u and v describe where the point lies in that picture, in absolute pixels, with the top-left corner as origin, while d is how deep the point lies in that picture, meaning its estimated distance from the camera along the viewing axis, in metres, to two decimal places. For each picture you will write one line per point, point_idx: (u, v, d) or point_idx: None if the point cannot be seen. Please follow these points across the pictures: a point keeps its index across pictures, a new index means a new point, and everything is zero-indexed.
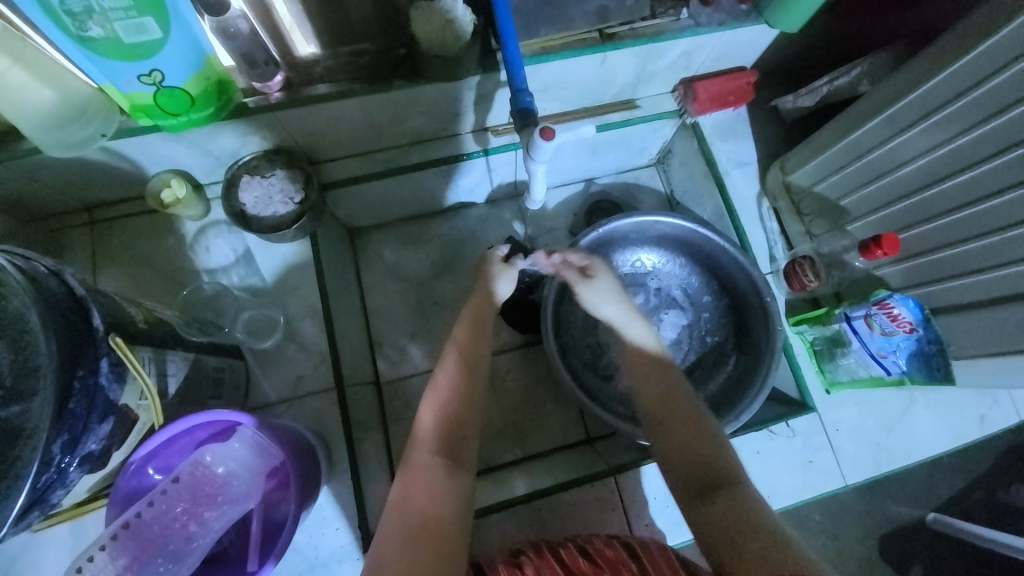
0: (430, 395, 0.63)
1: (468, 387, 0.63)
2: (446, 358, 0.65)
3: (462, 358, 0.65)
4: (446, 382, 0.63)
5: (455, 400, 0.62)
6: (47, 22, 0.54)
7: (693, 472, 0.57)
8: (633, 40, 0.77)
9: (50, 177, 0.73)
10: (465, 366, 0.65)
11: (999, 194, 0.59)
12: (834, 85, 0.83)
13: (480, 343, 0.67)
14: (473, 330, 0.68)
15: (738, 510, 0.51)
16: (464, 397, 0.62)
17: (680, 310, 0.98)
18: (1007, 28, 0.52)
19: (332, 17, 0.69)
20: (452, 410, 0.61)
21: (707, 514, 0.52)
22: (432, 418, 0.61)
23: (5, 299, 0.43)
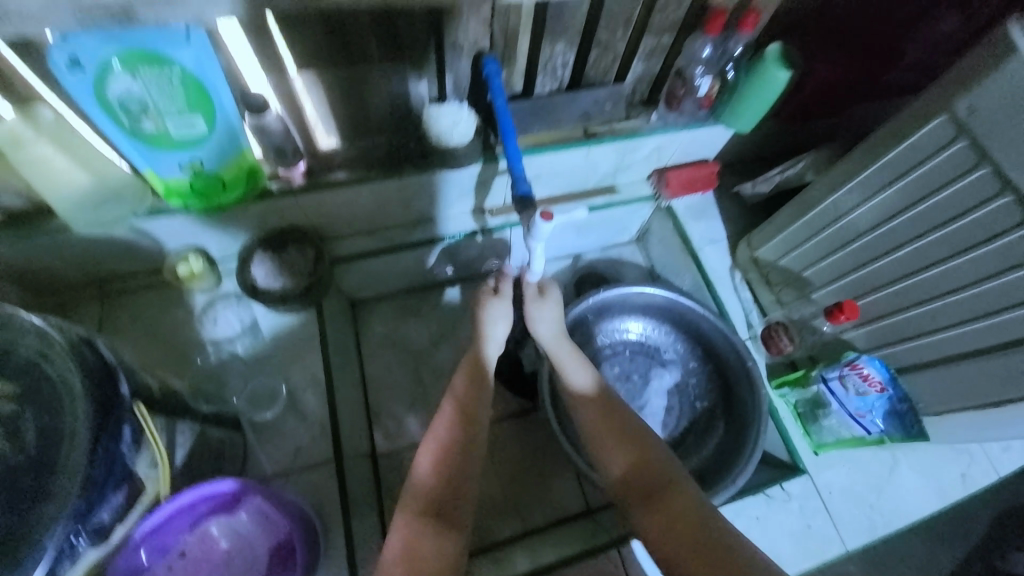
0: (428, 444, 0.67)
1: (470, 432, 0.68)
2: (444, 408, 0.69)
3: (459, 407, 0.69)
4: (443, 430, 0.67)
5: (455, 445, 0.66)
6: (107, 120, 0.62)
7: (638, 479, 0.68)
8: (612, 137, 0.90)
9: (74, 254, 0.77)
10: (463, 416, 0.68)
11: (938, 263, 0.69)
12: (785, 175, 0.97)
13: (479, 396, 0.70)
14: (473, 382, 0.71)
15: (671, 509, 0.64)
16: (465, 444, 0.67)
17: (669, 376, 1.03)
18: (923, 132, 0.64)
19: (354, 118, 0.79)
20: (451, 460, 0.66)
21: (647, 519, 0.65)
22: (431, 462, 0.65)
23: (46, 367, 0.45)
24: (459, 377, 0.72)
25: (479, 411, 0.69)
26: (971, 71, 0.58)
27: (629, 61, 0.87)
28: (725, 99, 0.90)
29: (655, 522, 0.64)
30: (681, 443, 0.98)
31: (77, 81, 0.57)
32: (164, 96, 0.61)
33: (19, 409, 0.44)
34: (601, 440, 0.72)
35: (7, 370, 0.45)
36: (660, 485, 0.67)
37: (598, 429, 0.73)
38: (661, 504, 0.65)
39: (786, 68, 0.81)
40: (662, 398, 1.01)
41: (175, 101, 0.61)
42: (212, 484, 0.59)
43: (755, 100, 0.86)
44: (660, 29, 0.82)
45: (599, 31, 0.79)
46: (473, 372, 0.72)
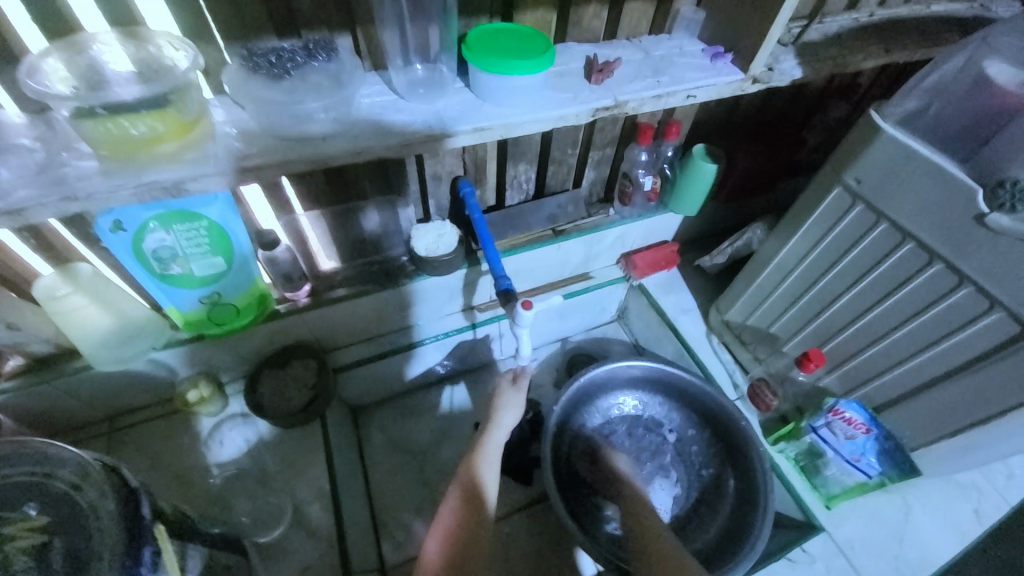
0: (435, 530, 0.67)
1: (475, 520, 0.68)
2: (450, 495, 0.70)
3: (464, 491, 0.70)
4: (450, 513, 0.68)
5: (461, 532, 0.66)
6: (140, 268, 0.71)
7: None
8: (578, 232, 1.04)
9: (90, 391, 0.82)
10: (468, 503, 0.69)
11: (876, 306, 0.77)
12: (735, 246, 1.09)
13: (482, 477, 0.72)
14: (479, 470, 0.73)
15: None
16: (470, 529, 0.66)
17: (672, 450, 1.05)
18: (829, 200, 0.77)
19: (352, 241, 0.91)
20: (460, 545, 0.65)
21: None
22: (439, 550, 0.65)
23: (77, 495, 0.47)
24: (463, 467, 0.74)
25: (484, 491, 0.71)
26: (852, 152, 0.72)
27: (582, 169, 1.03)
28: (668, 190, 1.06)
29: None
30: (695, 516, 0.97)
31: (117, 240, 0.67)
32: (191, 244, 0.71)
33: (49, 540, 0.45)
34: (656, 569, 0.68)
35: (46, 499, 0.47)
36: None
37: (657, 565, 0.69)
38: None
39: (711, 162, 0.98)
40: (669, 472, 1.03)
41: (201, 246, 0.71)
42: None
43: (691, 189, 1.02)
44: (602, 144, 0.99)
45: (553, 152, 0.95)
46: (479, 463, 0.74)
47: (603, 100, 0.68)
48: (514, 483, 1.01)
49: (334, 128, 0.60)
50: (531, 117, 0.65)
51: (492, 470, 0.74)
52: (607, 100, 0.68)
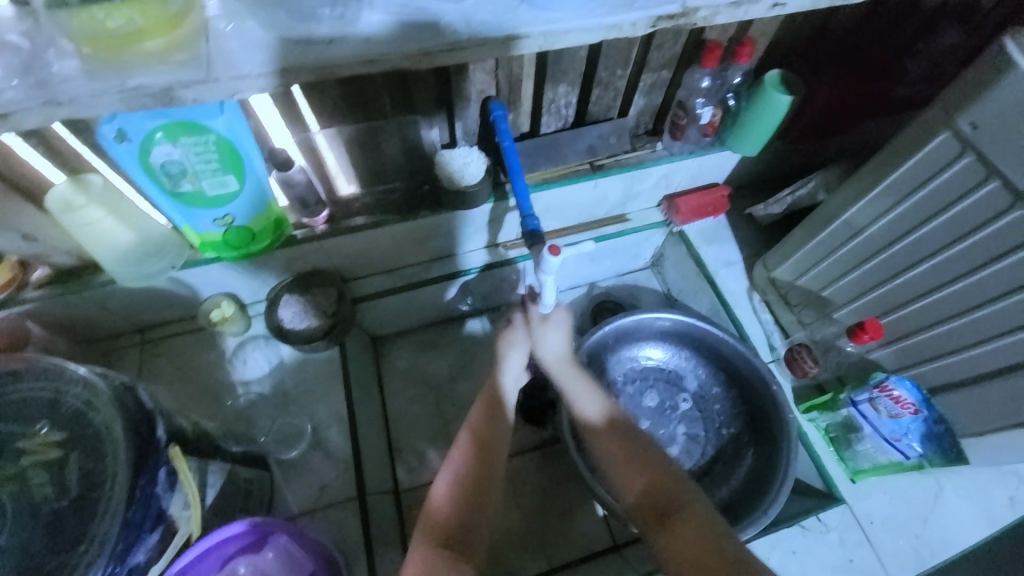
0: (445, 469, 0.68)
1: (487, 461, 0.68)
2: (460, 439, 0.70)
3: (476, 436, 0.70)
4: (460, 457, 0.68)
5: (471, 475, 0.67)
6: (150, 183, 0.67)
7: (656, 500, 0.66)
8: (619, 168, 0.93)
9: (116, 303, 0.83)
10: (479, 449, 0.69)
11: (960, 278, 0.67)
12: (796, 195, 0.97)
13: (495, 424, 0.71)
14: (490, 414, 0.72)
15: (683, 524, 0.62)
16: (478, 473, 0.67)
17: (686, 404, 1.01)
18: (927, 149, 0.64)
19: (370, 166, 0.84)
20: (468, 484, 0.66)
21: (675, 542, 0.60)
22: (446, 490, 0.66)
23: (90, 414, 0.49)
24: (473, 410, 0.73)
25: (496, 438, 0.70)
26: (970, 88, 0.58)
27: (630, 95, 0.90)
28: (728, 125, 0.93)
29: (677, 542, 0.60)
30: (710, 472, 0.95)
31: (124, 151, 0.62)
32: (200, 160, 0.66)
33: (65, 454, 0.48)
34: (623, 468, 0.70)
35: (56, 419, 0.49)
36: (668, 499, 0.65)
37: (622, 465, 0.70)
38: (683, 520, 0.62)
39: (786, 93, 0.83)
40: (682, 427, 1.00)
41: (210, 163, 0.66)
42: (225, 528, 0.61)
43: (756, 127, 0.88)
44: (657, 65, 0.85)
45: (599, 72, 0.83)
46: (491, 406, 0.73)
47: (667, 7, 0.55)
48: (528, 424, 1.02)
49: (341, 32, 0.51)
50: (576, 26, 0.54)
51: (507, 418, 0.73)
52: (672, 5, 0.56)
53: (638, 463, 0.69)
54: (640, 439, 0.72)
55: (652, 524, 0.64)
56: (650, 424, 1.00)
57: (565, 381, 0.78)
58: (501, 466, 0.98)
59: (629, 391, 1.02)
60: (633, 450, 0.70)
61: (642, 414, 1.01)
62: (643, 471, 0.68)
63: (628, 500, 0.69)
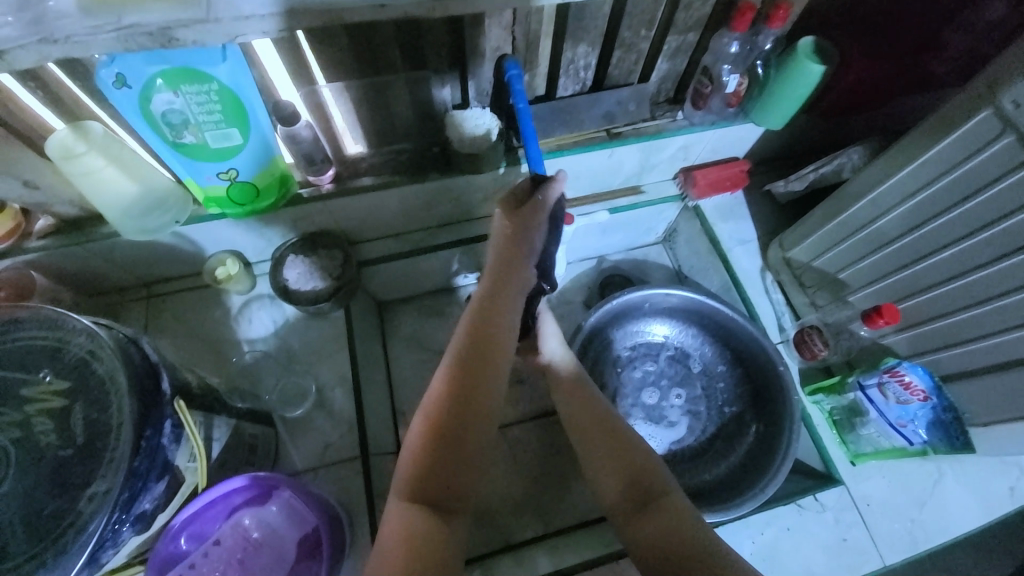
0: (424, 399, 0.63)
1: (472, 381, 0.63)
2: (443, 361, 0.65)
3: (468, 340, 0.65)
4: (448, 368, 0.64)
5: (451, 401, 0.62)
6: (151, 133, 0.65)
7: (640, 486, 0.66)
8: (637, 137, 0.89)
9: (121, 256, 0.82)
10: (462, 369, 0.63)
11: (987, 265, 0.64)
12: (820, 172, 0.92)
13: (488, 328, 0.66)
14: (480, 327, 0.66)
15: (666, 511, 0.63)
16: (460, 397, 0.62)
17: (681, 397, 1.00)
18: (966, 127, 0.60)
19: (379, 124, 0.81)
20: (449, 412, 0.61)
21: (653, 529, 0.62)
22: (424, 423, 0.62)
23: (93, 364, 0.49)
24: (460, 326, 0.67)
25: (490, 343, 0.65)
26: (1022, 59, 0.54)
27: (653, 59, 0.85)
28: (754, 96, 0.88)
29: (657, 528, 0.62)
30: (708, 449, 0.96)
31: (123, 98, 0.60)
32: (202, 110, 0.63)
33: (70, 403, 0.48)
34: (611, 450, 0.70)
35: (59, 368, 0.49)
36: (653, 486, 0.66)
37: (612, 447, 0.71)
38: (666, 509, 0.63)
39: (819, 63, 0.78)
40: (681, 412, 0.99)
41: (212, 113, 0.64)
42: (225, 483, 0.62)
43: (782, 99, 0.84)
44: (684, 26, 0.80)
45: (622, 31, 0.78)
46: (486, 308, 0.68)
47: None
48: (530, 394, 1.02)
49: None
50: None
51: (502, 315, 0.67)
52: None
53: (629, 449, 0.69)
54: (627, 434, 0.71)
55: (629, 519, 0.65)
56: (648, 412, 0.99)
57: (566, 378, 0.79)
58: (502, 433, 0.99)
59: (633, 365, 1.02)
60: (620, 449, 0.70)
61: (645, 388, 1.01)
62: (625, 469, 0.68)
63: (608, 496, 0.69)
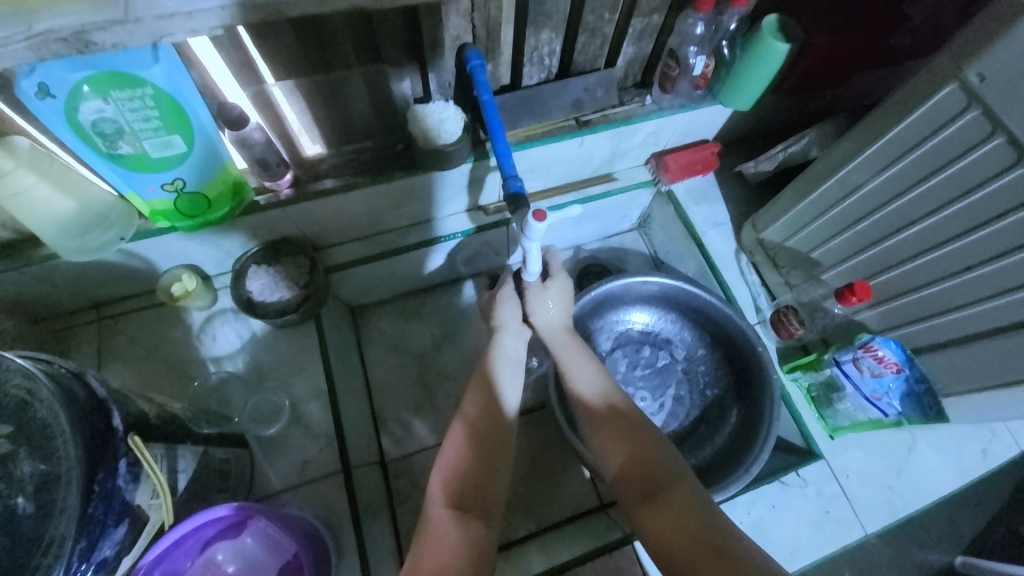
0: (440, 463, 0.67)
1: (483, 459, 0.67)
2: (454, 432, 0.69)
3: (472, 431, 0.69)
4: (455, 452, 0.68)
5: (463, 469, 0.66)
6: (82, 144, 0.59)
7: (647, 477, 0.64)
8: (606, 125, 0.87)
9: (64, 279, 0.76)
10: (472, 440, 0.68)
11: (953, 240, 0.65)
12: (788, 152, 0.92)
13: (490, 417, 0.70)
14: (487, 403, 0.71)
15: (677, 503, 0.61)
16: (473, 466, 0.67)
17: (644, 398, 0.99)
18: (930, 102, 0.60)
19: (336, 123, 0.76)
20: (462, 477, 0.66)
21: (667, 522, 0.59)
22: (442, 482, 0.66)
23: (33, 406, 0.45)
24: (468, 399, 0.72)
25: (493, 431, 0.69)
26: (983, 33, 0.54)
27: (619, 43, 0.83)
28: (721, 76, 0.87)
29: (670, 519, 0.60)
30: (694, 434, 0.97)
31: (49, 109, 0.54)
32: (137, 117, 0.58)
33: (10, 450, 0.44)
34: (611, 447, 0.69)
35: None
36: (660, 478, 0.64)
37: (614, 446, 0.68)
38: (674, 500, 0.61)
39: (783, 41, 0.77)
40: (659, 403, 0.99)
41: (150, 120, 0.59)
42: (212, 511, 0.59)
43: (749, 78, 0.82)
44: (648, 8, 0.78)
45: (586, 15, 0.75)
46: (488, 397, 0.72)
47: None
48: None
49: None
50: None
51: (505, 403, 0.72)
52: None
53: (631, 440, 0.67)
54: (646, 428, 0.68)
55: (644, 509, 0.63)
56: None
57: (557, 349, 0.78)
58: None
59: (613, 356, 1.01)
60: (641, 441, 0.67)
61: (626, 377, 1.01)
62: (644, 461, 0.65)
63: (624, 485, 0.66)
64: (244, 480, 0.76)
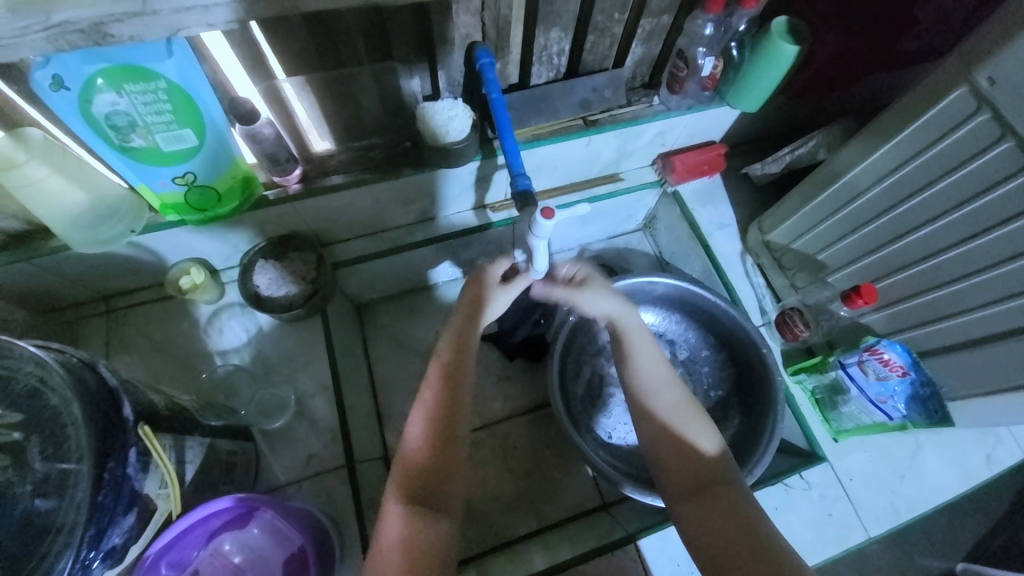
0: (417, 411, 0.66)
1: (458, 401, 0.67)
2: (429, 373, 0.68)
3: (446, 373, 0.68)
4: (425, 420, 0.65)
5: (440, 415, 0.65)
6: (95, 137, 0.59)
7: (685, 475, 0.64)
8: (614, 124, 0.87)
9: (75, 270, 0.77)
10: (448, 380, 0.67)
11: (963, 243, 0.65)
12: (795, 154, 0.91)
13: (458, 382, 0.67)
14: (460, 343, 0.70)
15: (712, 503, 0.61)
16: (449, 409, 0.66)
17: None
18: (940, 105, 0.60)
19: (345, 119, 0.77)
20: (438, 425, 0.65)
21: (703, 524, 0.60)
22: (420, 434, 0.65)
23: (45, 394, 0.45)
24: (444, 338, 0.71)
25: (461, 395, 0.67)
26: (993, 35, 0.54)
27: (628, 43, 0.83)
28: (729, 78, 0.87)
29: (705, 522, 0.60)
30: None
31: (63, 102, 0.55)
32: (150, 111, 0.58)
33: (23, 438, 0.44)
34: (652, 433, 0.68)
35: (8, 400, 0.45)
36: (702, 477, 0.63)
37: (655, 433, 0.68)
38: (713, 501, 0.61)
39: (793, 42, 0.77)
40: None
41: (162, 114, 0.59)
42: (211, 504, 0.59)
43: (757, 79, 0.82)
44: (658, 9, 0.78)
45: (595, 15, 0.75)
46: (461, 342, 0.70)
47: None
48: (517, 389, 1.01)
49: None
50: None
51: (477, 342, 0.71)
52: None
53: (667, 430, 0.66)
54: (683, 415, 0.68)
55: (681, 503, 0.63)
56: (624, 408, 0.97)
57: (628, 331, 0.73)
58: (491, 431, 0.97)
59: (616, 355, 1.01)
60: (674, 426, 0.67)
61: None
62: (679, 446, 0.66)
63: (658, 471, 0.67)
64: (248, 472, 0.77)
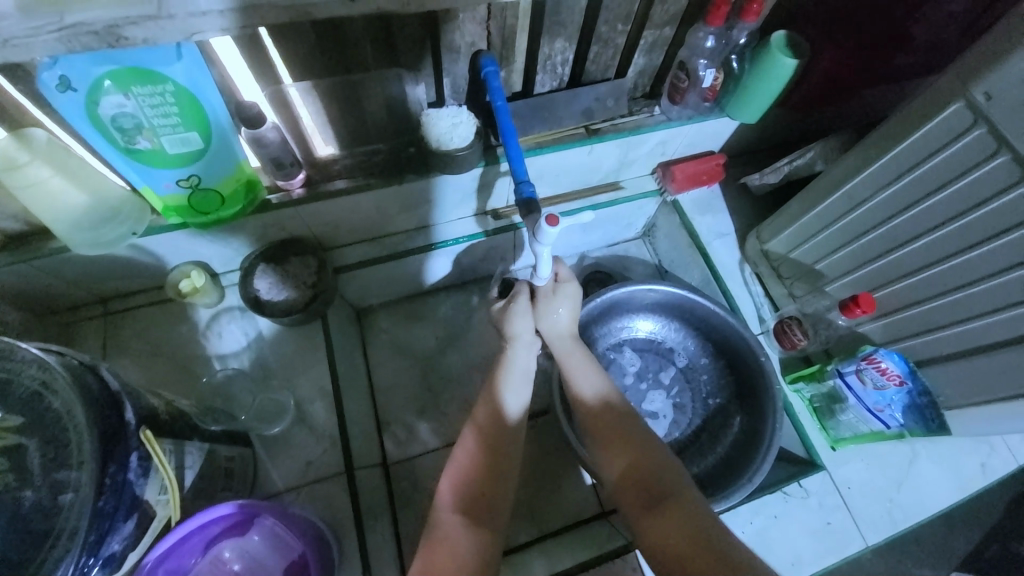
0: (448, 470, 0.68)
1: (497, 474, 0.67)
2: (465, 436, 0.70)
3: (484, 440, 0.69)
4: (465, 459, 0.68)
5: (474, 478, 0.66)
6: (99, 139, 0.59)
7: (646, 489, 0.65)
8: (615, 134, 0.88)
9: (74, 272, 0.76)
10: (485, 447, 0.69)
11: (960, 253, 0.66)
12: (794, 165, 0.93)
13: (498, 449, 0.68)
14: (496, 410, 0.71)
15: (676, 512, 0.61)
16: (486, 473, 0.67)
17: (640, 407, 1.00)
18: (938, 120, 0.61)
19: (350, 125, 0.77)
20: (473, 485, 0.66)
21: (670, 529, 0.60)
22: (451, 488, 0.66)
23: (47, 398, 0.44)
24: (480, 406, 0.73)
25: (501, 465, 0.67)
26: (988, 53, 0.55)
27: (631, 54, 0.84)
28: (729, 89, 0.88)
29: (670, 529, 0.60)
30: (695, 442, 0.97)
31: (69, 102, 0.55)
32: (157, 113, 0.58)
33: (23, 442, 0.43)
34: (612, 454, 0.70)
35: (8, 403, 0.44)
36: (663, 489, 0.64)
37: (614, 454, 0.70)
38: (674, 508, 0.62)
39: (792, 56, 0.79)
40: (661, 409, 1.00)
41: (169, 117, 0.59)
42: (208, 510, 0.58)
43: (756, 92, 0.84)
44: (660, 21, 0.79)
45: (599, 26, 0.77)
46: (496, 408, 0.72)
47: None
48: None
49: None
50: None
51: (511, 411, 0.72)
52: None
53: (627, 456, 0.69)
54: (630, 424, 0.71)
55: (647, 517, 0.63)
56: None
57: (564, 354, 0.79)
58: None
59: (622, 360, 1.03)
60: (632, 446, 0.69)
61: (631, 382, 1.02)
62: (640, 466, 0.67)
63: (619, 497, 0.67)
64: (247, 477, 0.76)
